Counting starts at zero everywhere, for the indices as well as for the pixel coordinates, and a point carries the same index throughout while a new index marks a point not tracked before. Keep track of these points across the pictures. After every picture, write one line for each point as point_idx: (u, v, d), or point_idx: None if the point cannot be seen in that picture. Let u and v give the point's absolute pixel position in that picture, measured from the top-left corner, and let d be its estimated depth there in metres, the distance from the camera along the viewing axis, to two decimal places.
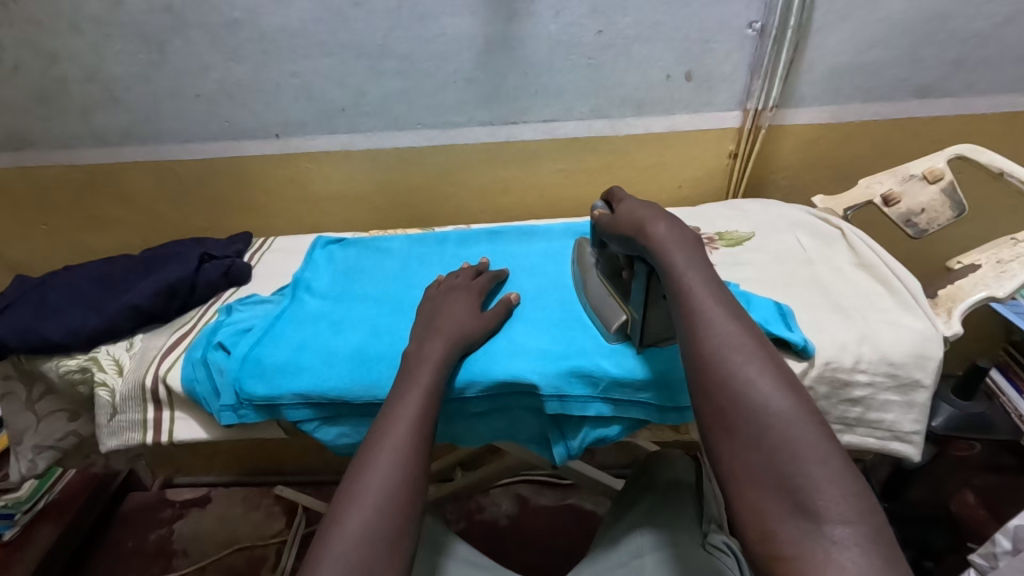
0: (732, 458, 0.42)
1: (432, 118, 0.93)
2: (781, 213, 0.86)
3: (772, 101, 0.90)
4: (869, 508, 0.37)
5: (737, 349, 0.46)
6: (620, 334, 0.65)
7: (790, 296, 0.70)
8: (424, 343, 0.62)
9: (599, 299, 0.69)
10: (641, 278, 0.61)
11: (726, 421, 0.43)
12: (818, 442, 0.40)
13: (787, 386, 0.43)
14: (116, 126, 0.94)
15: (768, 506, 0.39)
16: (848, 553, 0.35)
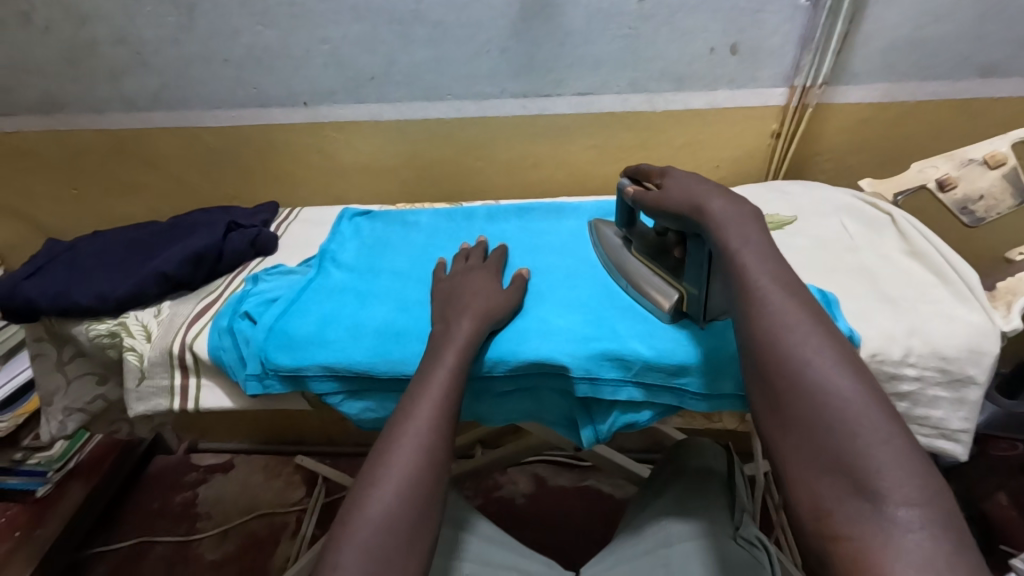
0: (784, 440, 0.42)
1: (462, 89, 0.90)
2: (826, 196, 0.82)
3: (821, 77, 0.85)
4: (934, 492, 0.36)
5: (793, 328, 0.45)
6: (675, 313, 0.63)
7: (838, 283, 0.66)
8: (451, 322, 0.61)
9: (643, 279, 0.67)
10: (697, 255, 0.59)
11: (777, 402, 0.43)
12: (879, 422, 0.39)
13: (847, 366, 0.42)
14: (145, 91, 0.93)
15: (823, 486, 0.39)
16: (912, 536, 0.35)
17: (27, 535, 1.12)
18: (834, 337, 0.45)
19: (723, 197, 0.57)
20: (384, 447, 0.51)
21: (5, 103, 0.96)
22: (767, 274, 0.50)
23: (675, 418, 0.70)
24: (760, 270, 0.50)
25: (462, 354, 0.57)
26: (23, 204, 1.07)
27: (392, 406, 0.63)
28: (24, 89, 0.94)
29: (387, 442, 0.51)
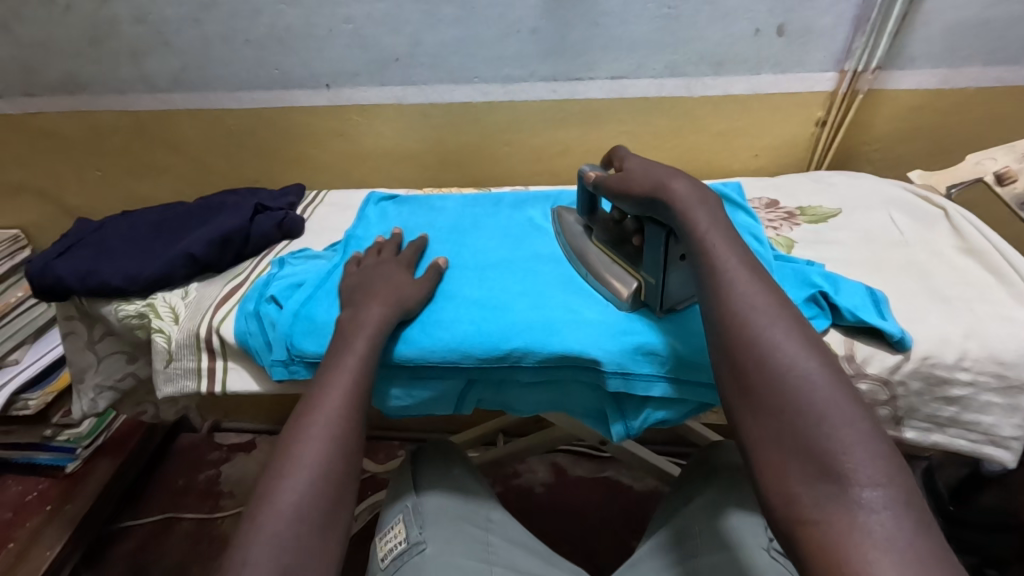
0: (755, 425, 0.42)
1: (491, 72, 0.87)
2: (874, 188, 0.78)
3: (874, 62, 0.82)
4: (898, 471, 0.37)
5: (761, 311, 0.46)
6: (635, 302, 0.62)
7: (887, 281, 0.63)
8: (359, 309, 0.61)
9: (602, 270, 0.66)
10: (654, 241, 0.59)
11: (747, 387, 0.44)
12: (844, 405, 0.40)
13: (813, 350, 0.43)
14: (167, 72, 0.92)
15: (791, 469, 0.39)
16: (876, 515, 0.35)
17: (57, 510, 1.16)
18: (800, 322, 0.46)
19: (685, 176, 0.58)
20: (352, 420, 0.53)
21: (30, 83, 0.96)
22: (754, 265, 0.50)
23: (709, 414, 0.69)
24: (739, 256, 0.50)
25: (376, 336, 0.58)
26: (50, 184, 1.08)
27: (419, 394, 0.62)
28: (49, 70, 0.94)
29: (308, 405, 0.53)
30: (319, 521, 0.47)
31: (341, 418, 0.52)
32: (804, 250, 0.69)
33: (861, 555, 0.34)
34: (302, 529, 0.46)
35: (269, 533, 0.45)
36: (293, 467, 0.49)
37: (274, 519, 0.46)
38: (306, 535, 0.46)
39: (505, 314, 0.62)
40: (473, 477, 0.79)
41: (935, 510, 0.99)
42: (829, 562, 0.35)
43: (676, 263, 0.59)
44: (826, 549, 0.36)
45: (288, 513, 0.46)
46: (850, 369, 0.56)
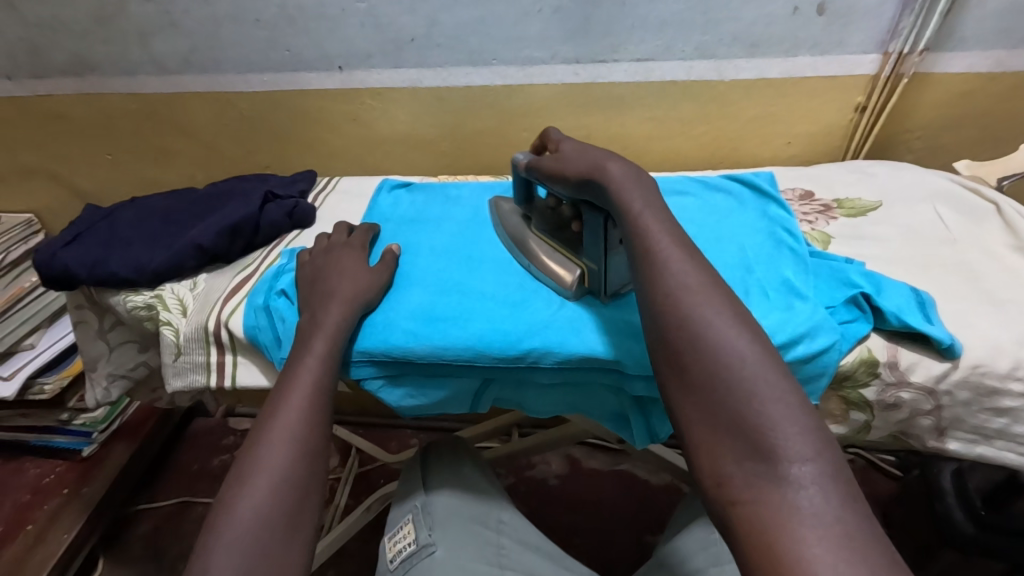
0: (688, 405, 0.42)
1: (510, 54, 0.83)
2: (918, 180, 0.73)
3: (923, 43, 0.76)
4: (825, 445, 0.37)
5: (693, 290, 0.45)
6: (579, 290, 0.61)
7: (933, 281, 0.59)
8: (315, 310, 0.59)
9: (546, 258, 0.65)
10: (592, 227, 0.58)
11: (681, 368, 0.43)
12: (774, 380, 0.40)
13: (742, 326, 0.43)
14: (176, 53, 0.89)
15: (725, 449, 0.39)
16: (805, 492, 0.35)
17: (74, 493, 1.17)
18: (732, 300, 0.46)
19: (616, 160, 0.56)
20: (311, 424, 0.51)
21: (39, 64, 0.94)
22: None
23: None
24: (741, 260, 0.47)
25: (331, 338, 0.56)
26: (61, 168, 1.07)
27: (433, 394, 0.59)
28: (57, 51, 0.92)
29: (299, 398, 0.52)
30: (280, 526, 0.45)
31: (299, 421, 0.51)
32: (842, 246, 0.65)
33: (790, 533, 0.34)
34: (265, 535, 0.44)
35: (231, 538, 0.44)
36: (257, 463, 0.48)
37: (233, 524, 0.44)
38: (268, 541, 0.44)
39: (522, 312, 0.59)
40: (483, 476, 0.76)
41: (965, 515, 0.94)
42: (758, 541, 0.35)
43: (616, 248, 0.58)
44: (756, 530, 0.35)
45: (251, 519, 0.45)
46: (891, 377, 0.53)
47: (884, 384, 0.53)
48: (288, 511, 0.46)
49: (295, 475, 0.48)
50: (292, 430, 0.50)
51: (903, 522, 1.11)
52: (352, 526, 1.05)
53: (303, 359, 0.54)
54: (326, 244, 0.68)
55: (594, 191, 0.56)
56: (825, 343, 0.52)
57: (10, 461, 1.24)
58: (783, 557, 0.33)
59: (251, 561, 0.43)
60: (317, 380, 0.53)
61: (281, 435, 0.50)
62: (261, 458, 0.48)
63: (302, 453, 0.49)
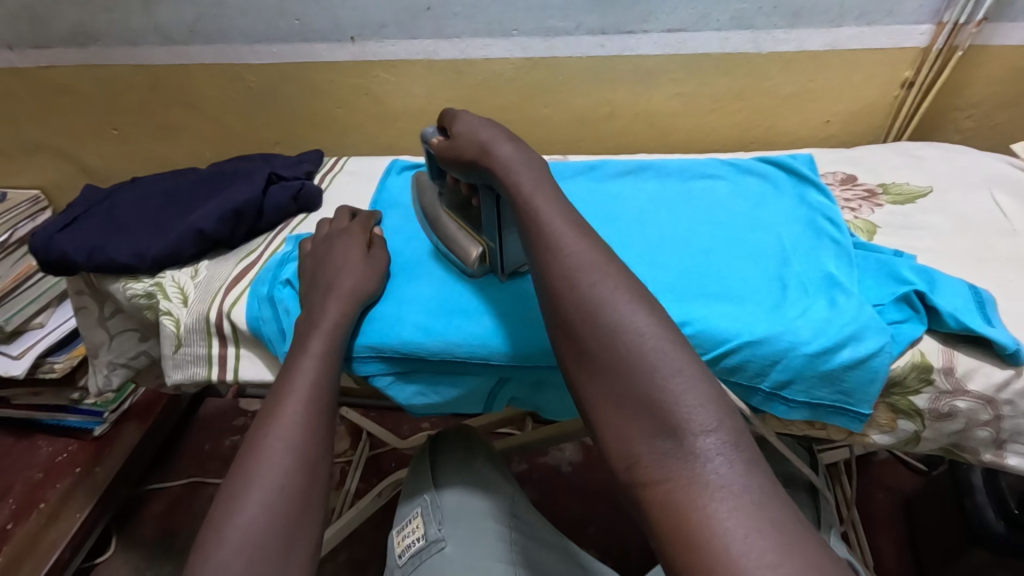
0: (591, 386, 0.39)
1: (532, 24, 0.77)
2: (973, 164, 0.67)
3: (981, 12, 0.69)
4: (727, 414, 0.35)
5: (589, 268, 0.42)
6: (480, 271, 0.58)
7: (991, 278, 0.54)
8: (316, 306, 0.55)
9: (448, 236, 0.61)
10: (488, 206, 0.54)
11: (580, 349, 0.40)
12: (672, 353, 0.37)
13: (643, 303, 0.40)
14: (181, 22, 0.85)
15: (632, 427, 0.36)
16: (712, 464, 0.33)
17: (87, 472, 1.17)
18: (629, 275, 0.42)
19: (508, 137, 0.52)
20: (312, 434, 0.48)
21: (39, 34, 0.90)
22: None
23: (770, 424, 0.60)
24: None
25: (332, 336, 0.53)
26: (66, 143, 1.03)
27: (447, 391, 0.56)
28: (57, 19, 0.87)
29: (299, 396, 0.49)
30: (279, 545, 0.42)
31: (299, 428, 0.48)
32: (889, 237, 0.60)
33: (702, 510, 0.31)
34: (261, 555, 0.41)
35: (227, 556, 0.41)
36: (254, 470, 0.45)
37: (230, 542, 0.41)
38: (269, 559, 0.41)
39: (541, 306, 0.55)
40: (496, 470, 0.72)
41: (997, 516, 0.90)
42: (672, 519, 0.32)
43: (513, 226, 0.55)
44: (669, 508, 0.33)
45: (249, 537, 0.42)
46: (946, 385, 0.48)
47: (937, 393, 0.49)
48: (290, 529, 0.43)
49: (293, 489, 0.45)
50: (295, 439, 0.47)
51: (929, 519, 1.08)
52: (362, 512, 1.03)
53: (307, 362, 0.51)
54: (328, 230, 0.65)
55: (487, 171, 0.52)
56: (873, 347, 0.48)
57: (23, 439, 1.23)
58: (698, 534, 0.31)
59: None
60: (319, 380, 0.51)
61: (281, 445, 0.47)
62: (263, 470, 0.45)
63: (303, 465, 0.46)
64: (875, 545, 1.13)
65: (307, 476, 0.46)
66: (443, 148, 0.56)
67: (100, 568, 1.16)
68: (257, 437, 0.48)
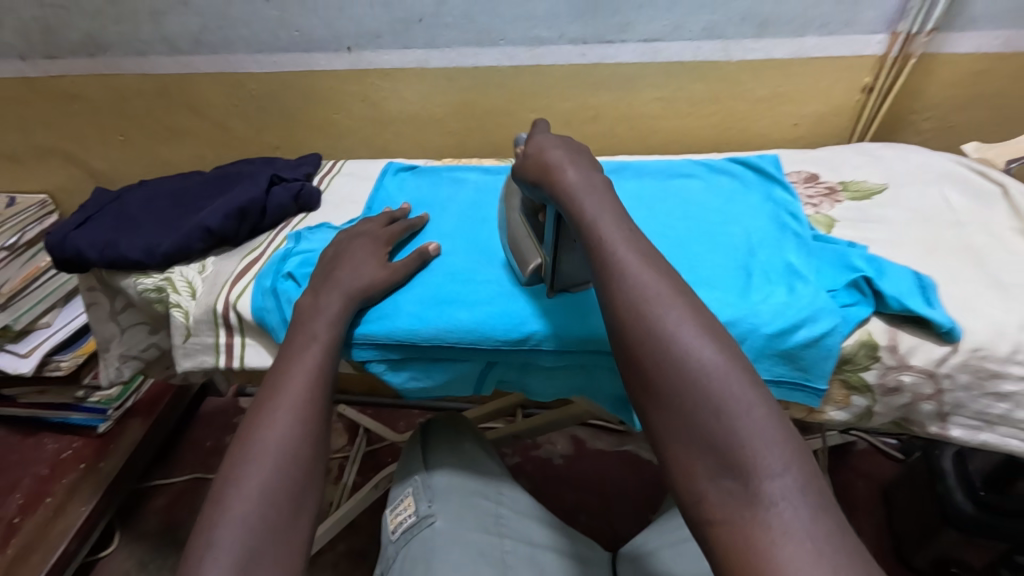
0: (656, 418, 0.41)
1: (518, 33, 0.82)
2: (927, 162, 0.72)
3: (931, 23, 0.75)
4: (796, 456, 0.36)
5: (653, 300, 0.44)
6: (532, 279, 0.60)
7: (938, 265, 0.59)
8: (319, 295, 0.60)
9: (515, 245, 0.63)
10: (549, 222, 0.57)
11: (645, 383, 0.42)
12: (741, 393, 0.38)
13: (709, 336, 0.41)
14: (187, 32, 0.89)
15: (695, 462, 0.38)
16: (776, 509, 0.34)
17: (91, 468, 1.20)
18: (694, 307, 0.44)
19: (574, 163, 0.57)
20: (314, 409, 0.53)
21: (51, 44, 0.94)
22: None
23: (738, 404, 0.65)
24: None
25: (333, 323, 0.57)
26: (74, 148, 1.08)
27: (438, 375, 0.61)
28: (69, 31, 0.92)
29: (297, 381, 0.54)
30: (283, 512, 0.47)
31: (299, 410, 0.52)
32: (845, 229, 0.65)
33: (759, 553, 0.33)
34: (267, 522, 0.46)
35: (236, 520, 0.45)
36: (258, 448, 0.49)
37: (243, 502, 0.46)
38: (276, 518, 0.46)
39: (522, 295, 0.60)
40: (484, 451, 0.77)
41: (967, 497, 0.94)
42: (734, 559, 0.34)
43: (571, 245, 0.57)
44: (733, 546, 0.34)
45: (258, 496, 0.46)
46: (892, 360, 0.53)
47: (884, 368, 0.53)
48: (295, 494, 0.48)
49: (297, 457, 0.50)
50: (300, 412, 0.52)
51: (907, 504, 1.12)
52: (360, 503, 1.07)
53: (311, 345, 0.56)
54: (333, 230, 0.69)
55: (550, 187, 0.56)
56: (826, 327, 0.53)
57: (28, 437, 1.27)
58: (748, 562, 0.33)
59: (257, 539, 0.44)
60: (321, 365, 0.55)
61: (286, 418, 0.51)
62: (268, 438, 0.50)
63: (308, 437, 0.51)
64: (856, 530, 1.17)
65: (311, 447, 0.51)
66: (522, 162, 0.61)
67: (104, 561, 1.19)
68: (264, 408, 0.52)
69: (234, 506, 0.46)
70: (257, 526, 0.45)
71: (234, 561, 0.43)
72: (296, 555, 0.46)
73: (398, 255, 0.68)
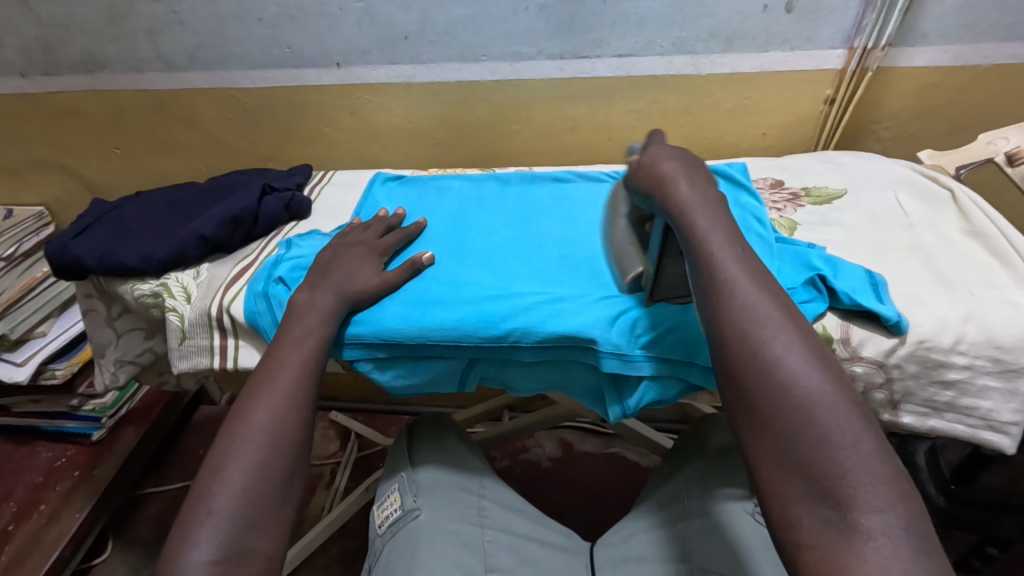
0: (755, 440, 0.42)
1: (499, 50, 0.87)
2: (883, 169, 0.77)
3: (885, 38, 0.80)
4: (899, 496, 0.37)
5: (763, 322, 0.45)
6: (632, 286, 0.62)
7: (888, 265, 0.63)
8: (316, 291, 0.63)
9: (618, 251, 0.66)
10: (658, 231, 0.60)
11: (747, 402, 0.43)
12: (849, 426, 0.39)
13: (818, 365, 0.42)
14: (183, 50, 0.93)
15: (791, 487, 0.39)
16: (874, 543, 0.36)
17: (86, 475, 1.22)
18: (803, 332, 0.45)
19: (688, 178, 0.57)
20: (305, 394, 0.56)
21: (51, 61, 0.97)
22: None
23: (705, 396, 0.68)
24: (730, 253, 0.50)
25: (325, 321, 0.61)
26: (72, 161, 1.11)
27: (422, 373, 0.64)
28: (69, 49, 0.95)
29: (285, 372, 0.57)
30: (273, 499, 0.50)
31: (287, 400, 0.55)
32: (807, 232, 0.69)
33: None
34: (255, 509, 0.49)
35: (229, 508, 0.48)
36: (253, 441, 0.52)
37: (241, 487, 0.49)
38: (266, 494, 0.50)
39: (501, 295, 0.63)
40: (467, 448, 0.80)
41: (937, 491, 0.97)
42: None
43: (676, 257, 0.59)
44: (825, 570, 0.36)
45: (251, 471, 0.50)
46: (845, 352, 0.57)
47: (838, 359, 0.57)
48: (286, 474, 0.52)
49: (288, 438, 0.53)
50: (293, 399, 0.55)
51: None
52: (352, 505, 1.09)
53: (306, 340, 0.59)
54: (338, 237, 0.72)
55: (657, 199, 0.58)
56: None
57: (24, 445, 1.28)
58: None
59: (251, 515, 0.48)
60: (309, 361, 0.58)
61: (279, 402, 0.55)
62: (263, 421, 0.53)
63: (300, 426, 0.54)
64: None
65: (303, 437, 0.54)
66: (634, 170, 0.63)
67: (97, 568, 1.21)
68: (255, 397, 0.55)
69: (225, 481, 0.49)
70: (250, 502, 0.48)
71: (227, 532, 0.47)
72: (282, 528, 0.50)
73: (392, 264, 0.70)
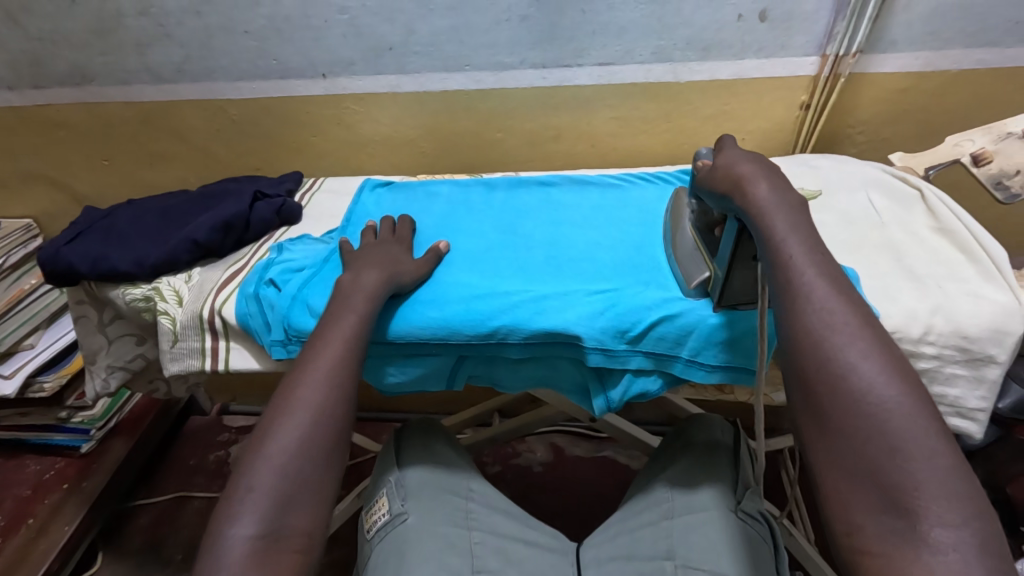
0: (821, 445, 0.41)
1: (483, 59, 0.89)
2: (855, 171, 0.80)
3: (856, 45, 0.83)
4: (974, 513, 0.35)
5: (839, 330, 0.43)
6: (699, 291, 0.62)
7: (861, 260, 0.65)
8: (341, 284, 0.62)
9: (686, 254, 0.65)
10: (730, 235, 0.58)
11: (816, 405, 0.42)
12: (926, 439, 0.37)
13: (897, 376, 0.40)
14: (171, 62, 0.95)
15: (859, 496, 0.38)
16: (944, 558, 0.34)
17: (75, 487, 1.21)
18: (882, 344, 0.42)
19: (767, 180, 0.55)
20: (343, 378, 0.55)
21: (39, 75, 0.99)
22: (794, 235, 0.50)
23: (686, 389, 0.69)
24: (810, 259, 0.47)
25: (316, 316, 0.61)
26: (59, 173, 1.12)
27: (412, 371, 0.65)
28: (56, 62, 0.97)
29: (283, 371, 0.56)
30: None
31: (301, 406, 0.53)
32: None
33: None
34: None
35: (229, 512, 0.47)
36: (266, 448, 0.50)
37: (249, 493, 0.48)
38: None
39: (489, 294, 0.64)
40: (455, 452, 0.80)
41: None
42: None
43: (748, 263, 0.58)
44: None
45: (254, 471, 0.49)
46: None
47: None
48: (328, 444, 0.51)
49: (331, 412, 0.52)
50: (332, 377, 0.54)
51: None
52: (345, 512, 1.09)
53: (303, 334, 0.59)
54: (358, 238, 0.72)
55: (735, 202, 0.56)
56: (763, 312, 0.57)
57: (12, 459, 1.28)
58: None
59: None
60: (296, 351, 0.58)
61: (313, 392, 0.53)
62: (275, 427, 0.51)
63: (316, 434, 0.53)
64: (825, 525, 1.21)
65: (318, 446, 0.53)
66: (707, 172, 0.61)
67: None
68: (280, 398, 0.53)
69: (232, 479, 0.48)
70: None
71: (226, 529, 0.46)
72: (326, 502, 0.49)
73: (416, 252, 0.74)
